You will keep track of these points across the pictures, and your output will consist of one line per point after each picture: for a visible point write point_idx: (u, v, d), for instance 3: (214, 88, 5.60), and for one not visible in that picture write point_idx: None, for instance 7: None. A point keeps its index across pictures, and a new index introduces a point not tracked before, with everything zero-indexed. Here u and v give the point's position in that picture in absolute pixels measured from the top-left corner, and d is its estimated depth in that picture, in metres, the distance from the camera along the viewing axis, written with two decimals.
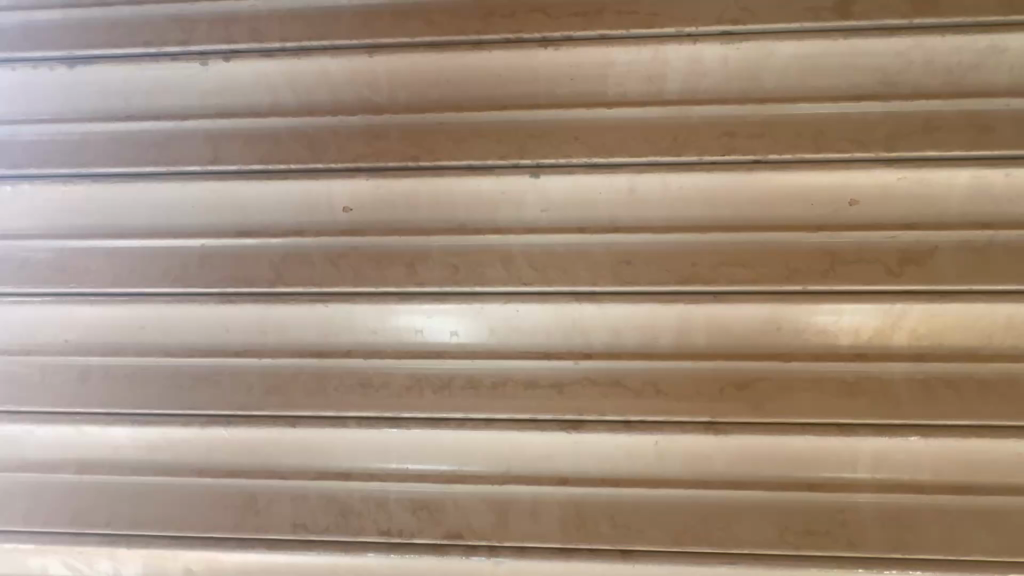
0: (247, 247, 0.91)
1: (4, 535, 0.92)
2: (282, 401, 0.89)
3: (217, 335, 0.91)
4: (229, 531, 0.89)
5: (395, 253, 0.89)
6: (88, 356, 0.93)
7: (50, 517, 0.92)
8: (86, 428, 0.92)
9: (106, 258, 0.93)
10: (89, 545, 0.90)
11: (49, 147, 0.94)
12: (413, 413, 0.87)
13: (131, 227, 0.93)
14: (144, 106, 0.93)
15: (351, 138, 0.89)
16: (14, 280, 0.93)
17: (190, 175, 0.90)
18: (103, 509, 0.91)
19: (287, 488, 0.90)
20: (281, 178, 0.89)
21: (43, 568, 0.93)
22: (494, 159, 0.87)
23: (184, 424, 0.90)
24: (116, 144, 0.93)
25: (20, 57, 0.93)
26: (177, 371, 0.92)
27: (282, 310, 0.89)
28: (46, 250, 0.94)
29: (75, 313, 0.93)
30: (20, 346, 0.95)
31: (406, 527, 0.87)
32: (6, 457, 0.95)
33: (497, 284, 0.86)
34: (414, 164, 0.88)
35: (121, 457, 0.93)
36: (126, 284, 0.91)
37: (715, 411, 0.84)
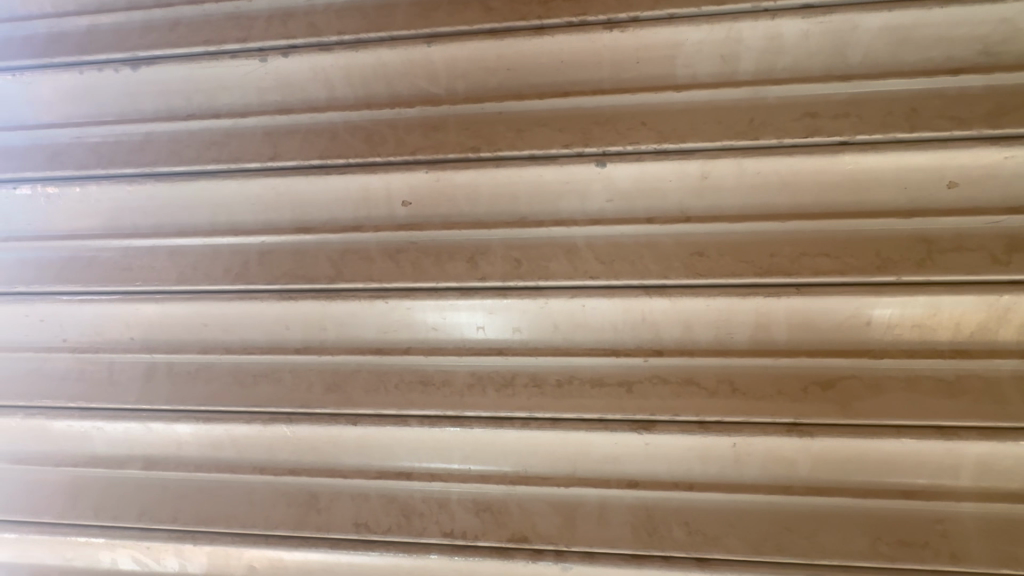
0: (306, 243, 0.90)
1: (76, 529, 0.94)
2: (342, 399, 0.88)
3: (277, 332, 0.91)
4: (291, 530, 0.88)
5: (455, 247, 0.87)
6: (153, 353, 0.94)
7: (119, 513, 0.93)
8: (152, 425, 0.93)
9: (170, 256, 0.94)
10: (158, 540, 0.91)
11: (114, 149, 0.95)
12: (476, 411, 0.85)
13: (194, 225, 0.93)
14: (204, 105, 0.94)
15: (409, 131, 0.88)
16: (84, 279, 0.95)
17: (250, 172, 0.90)
18: (168, 505, 0.92)
19: (348, 486, 0.89)
20: (340, 173, 0.88)
21: (113, 562, 0.95)
22: (558, 148, 0.83)
23: (246, 421, 0.90)
24: (178, 144, 0.93)
25: (87, 61, 0.95)
26: (239, 368, 0.92)
27: (342, 306, 0.88)
28: (112, 250, 0.96)
29: (140, 310, 0.94)
30: (89, 343, 0.97)
31: (470, 529, 0.85)
32: (77, 452, 0.97)
33: (562, 278, 0.83)
34: (474, 155, 0.85)
35: (185, 454, 0.93)
36: (189, 282, 0.92)
37: (798, 411, 0.79)
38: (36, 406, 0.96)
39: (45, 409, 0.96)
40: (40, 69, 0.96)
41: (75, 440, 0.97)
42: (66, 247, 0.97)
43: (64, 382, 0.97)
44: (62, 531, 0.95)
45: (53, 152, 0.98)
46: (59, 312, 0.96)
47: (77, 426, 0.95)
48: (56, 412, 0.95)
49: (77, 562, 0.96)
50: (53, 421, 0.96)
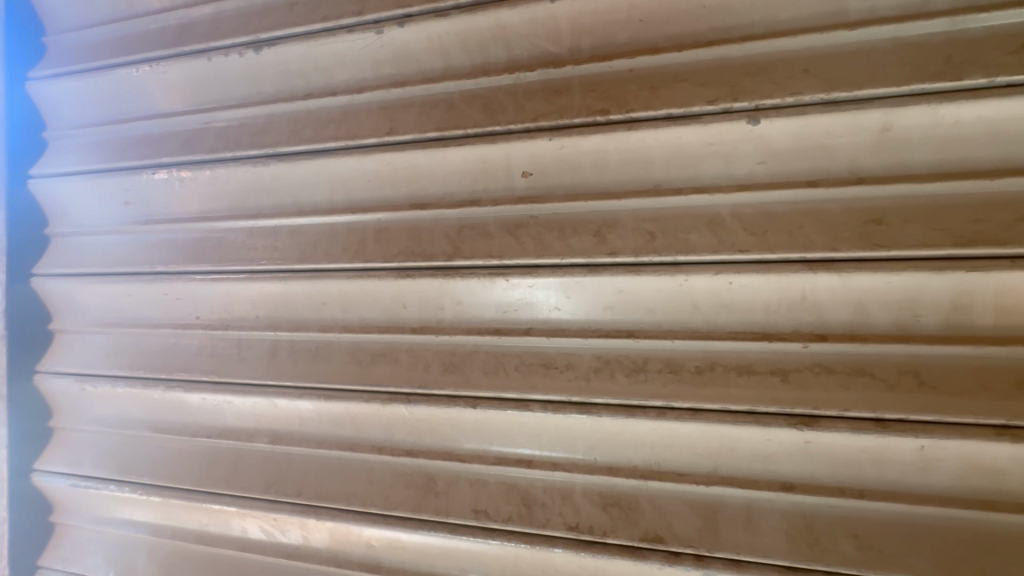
0: (422, 219, 0.88)
1: (211, 497, 0.99)
2: (461, 380, 0.85)
3: (394, 311, 0.89)
4: (410, 512, 0.86)
5: (580, 221, 0.80)
6: (277, 331, 0.96)
7: (248, 484, 0.97)
8: (278, 401, 0.95)
9: (291, 235, 0.95)
10: (284, 513, 0.94)
11: (239, 132, 0.98)
12: (604, 398, 0.78)
13: (313, 204, 0.94)
14: (322, 84, 0.93)
15: (530, 97, 0.82)
16: (214, 258, 0.99)
17: (367, 148, 0.89)
18: (293, 480, 0.94)
19: (465, 471, 0.86)
20: (458, 144, 0.84)
21: (243, 531, 0.98)
22: (701, 105, 0.73)
23: (365, 400, 0.89)
24: (298, 123, 0.94)
25: (213, 47, 0.98)
26: (357, 347, 0.92)
27: (460, 284, 0.84)
28: (238, 230, 0.99)
29: (265, 288, 0.96)
30: (218, 321, 1.00)
31: (597, 524, 0.78)
32: (209, 423, 1.02)
33: (704, 252, 0.74)
34: (604, 119, 0.77)
35: (307, 431, 0.95)
36: (310, 261, 0.92)
37: (1009, 411, 0.65)
38: (175, 379, 1.02)
39: (183, 382, 1.02)
40: (173, 58, 1.01)
41: (209, 413, 1.01)
42: (197, 228, 1.01)
43: (198, 357, 1.02)
44: (198, 498, 1.00)
45: (184, 138, 1.02)
46: (193, 291, 1.01)
47: (210, 399, 1.00)
48: (192, 386, 1.01)
49: (210, 528, 1.01)
50: (190, 394, 1.01)
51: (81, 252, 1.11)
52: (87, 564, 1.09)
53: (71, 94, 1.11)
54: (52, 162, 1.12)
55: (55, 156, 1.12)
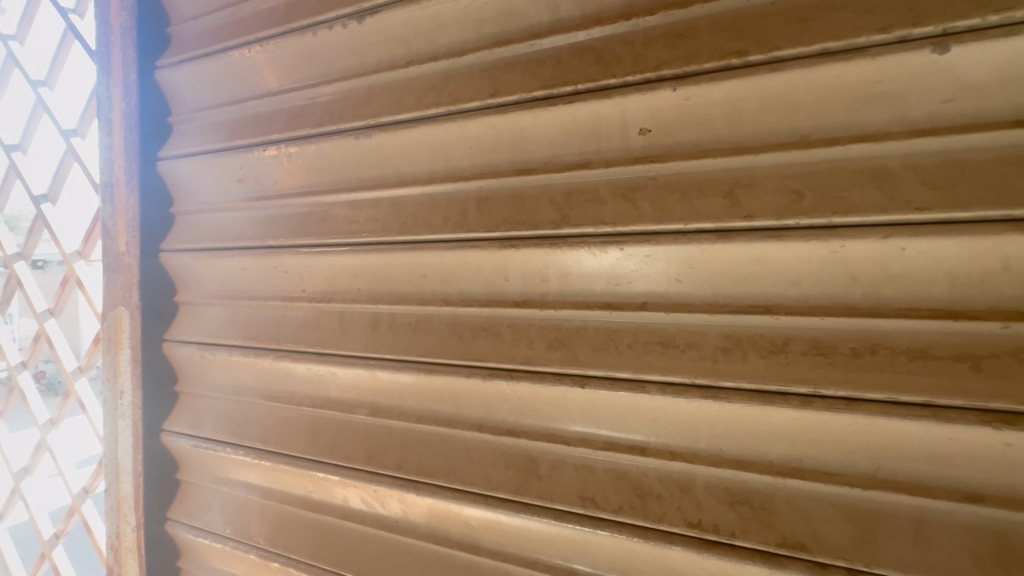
0: (527, 185, 0.82)
1: (316, 465, 1.02)
2: (569, 357, 0.79)
3: (496, 283, 0.85)
4: (512, 494, 0.82)
5: (708, 181, 0.71)
6: (377, 304, 0.96)
7: (351, 455, 0.98)
8: (379, 373, 0.95)
9: (391, 207, 0.94)
10: (384, 486, 0.94)
11: (342, 105, 0.98)
12: (735, 381, 0.69)
13: (413, 174, 0.92)
14: (423, 50, 0.91)
15: (649, 44, 0.73)
16: (320, 231, 1.01)
17: (469, 113, 0.85)
18: (393, 453, 0.94)
19: (570, 455, 0.80)
20: (567, 102, 0.77)
21: (345, 501, 1.00)
22: (866, 36, 0.61)
23: (466, 374, 0.86)
24: (399, 92, 0.92)
25: (318, 21, 0.99)
26: (457, 321, 0.89)
27: (568, 254, 0.78)
28: (340, 204, 0.99)
29: (367, 261, 0.96)
30: (322, 293, 1.02)
31: (723, 524, 0.70)
32: (314, 393, 1.04)
33: (867, 212, 0.62)
34: (740, 61, 0.67)
35: (406, 405, 0.94)
36: (411, 232, 0.90)
37: None
38: (283, 349, 1.06)
39: (291, 351, 1.05)
40: (281, 37, 1.03)
41: (314, 383, 1.04)
42: (303, 202, 1.04)
43: (304, 329, 1.04)
44: (304, 465, 1.03)
45: (291, 114, 1.04)
46: (300, 264, 1.04)
47: (315, 369, 1.02)
48: (299, 356, 1.04)
49: (315, 495, 1.04)
50: (297, 364, 1.04)
51: (201, 229, 1.18)
52: (208, 521, 1.16)
53: (192, 80, 1.18)
54: (176, 145, 1.20)
55: (179, 139, 1.20)
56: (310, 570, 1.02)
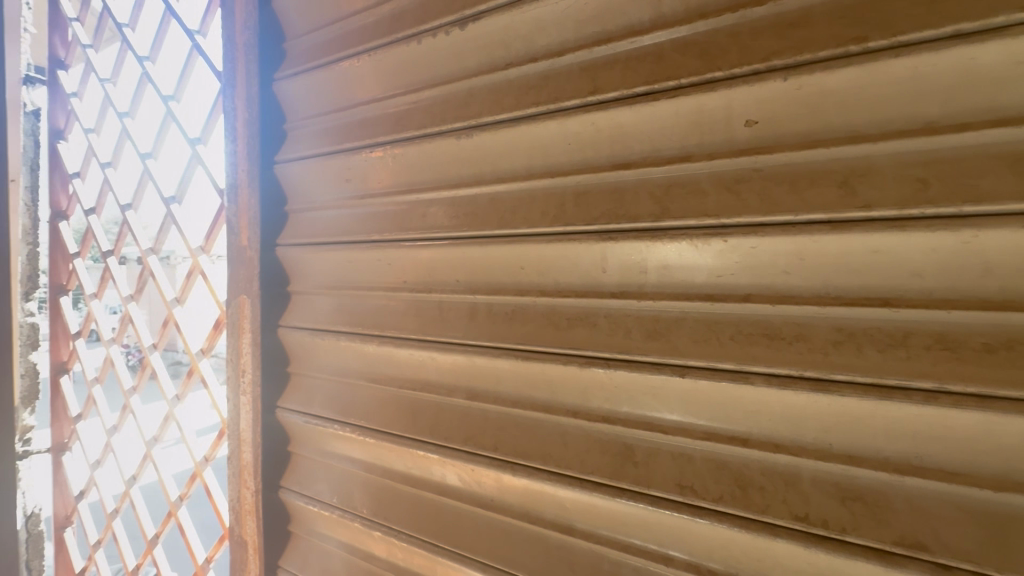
0: (626, 179, 0.84)
1: (416, 443, 1.09)
2: (668, 347, 0.80)
3: (593, 275, 0.88)
4: (608, 478, 0.85)
5: (820, 171, 0.70)
6: (475, 294, 1.01)
7: (449, 435, 1.05)
8: (477, 359, 1.01)
9: (490, 203, 0.99)
10: (481, 465, 1.00)
11: (444, 108, 1.05)
12: (847, 374, 0.67)
13: (511, 171, 0.97)
14: (522, 52, 0.95)
15: (758, 34, 0.73)
16: (423, 226, 1.08)
17: (569, 110, 0.88)
18: (490, 435, 0.99)
19: (667, 443, 0.82)
20: (670, 96, 0.79)
21: (443, 477, 1.07)
22: (1006, 15, 0.59)
23: (563, 362, 0.90)
24: (499, 93, 0.97)
25: (423, 30, 1.06)
26: (554, 311, 0.92)
27: (668, 247, 0.80)
28: (441, 200, 1.06)
29: (467, 254, 1.02)
30: (422, 284, 1.09)
31: (833, 519, 0.69)
32: (414, 377, 1.12)
33: (1004, 200, 0.59)
34: (859, 48, 0.66)
35: (503, 390, 0.99)
36: (510, 226, 0.95)
37: None
38: (386, 335, 1.14)
39: (393, 337, 1.13)
40: (388, 46, 1.12)
41: (414, 367, 1.12)
42: (406, 199, 1.11)
43: (405, 316, 1.12)
44: (405, 442, 1.11)
45: (396, 118, 1.13)
46: (403, 257, 1.12)
47: (416, 354, 1.10)
48: (401, 342, 1.12)
49: (414, 471, 1.12)
50: (399, 349, 1.12)
51: (312, 225, 1.29)
52: (316, 490, 1.28)
53: (305, 89, 1.30)
54: (291, 149, 1.32)
55: (293, 144, 1.32)
56: (409, 540, 1.11)
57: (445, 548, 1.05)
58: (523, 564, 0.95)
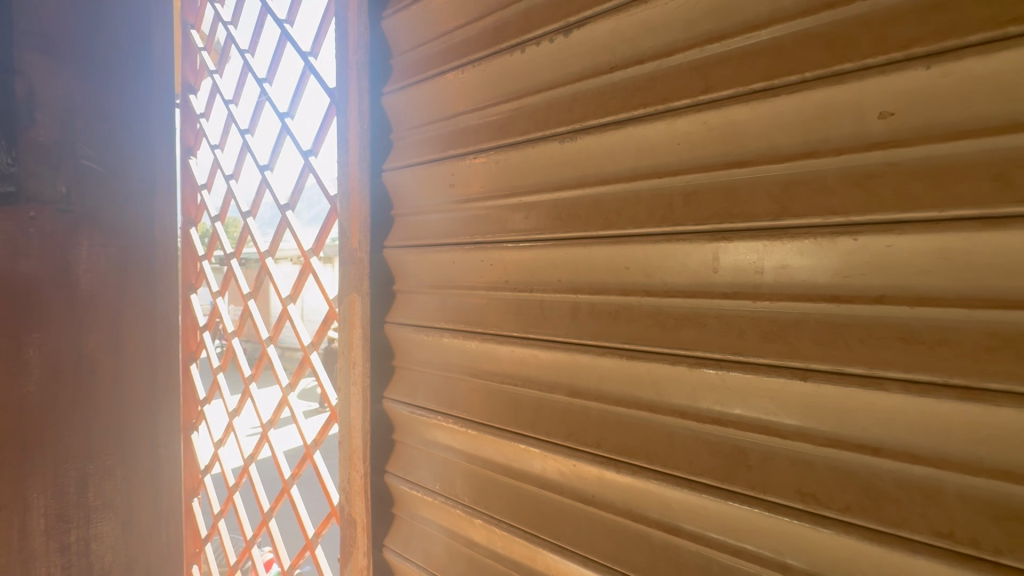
0: (740, 177, 0.83)
1: (517, 436, 1.14)
2: (786, 349, 0.78)
3: (702, 275, 0.87)
4: (719, 481, 0.84)
5: (968, 162, 0.65)
6: (578, 293, 1.04)
7: (550, 430, 1.08)
8: (580, 356, 1.03)
9: (594, 204, 1.01)
10: (584, 460, 1.02)
11: (546, 113, 1.09)
12: (1001, 382, 0.63)
13: (616, 172, 0.98)
14: (627, 55, 0.96)
15: (894, 21, 0.70)
16: (526, 228, 1.13)
17: (679, 110, 0.88)
18: (592, 432, 1.02)
19: (785, 448, 0.80)
20: (791, 91, 0.77)
21: (543, 471, 1.11)
22: None
23: (670, 362, 0.90)
24: (603, 96, 0.99)
25: (526, 39, 1.11)
26: (660, 311, 0.93)
27: (788, 246, 0.78)
28: (544, 202, 1.10)
29: (570, 254, 1.05)
30: (524, 284, 1.14)
31: (984, 538, 0.64)
32: (514, 373, 1.16)
33: None
34: (1018, 29, 0.61)
35: (605, 389, 1.01)
36: (616, 227, 0.97)
37: None
38: (488, 332, 1.20)
39: (495, 334, 1.19)
40: (491, 57, 1.17)
41: (515, 363, 1.16)
42: (508, 202, 1.16)
43: (507, 315, 1.17)
44: (506, 435, 1.16)
45: (498, 124, 1.18)
46: (505, 258, 1.17)
47: (518, 351, 1.14)
48: (503, 339, 1.17)
49: (514, 464, 1.16)
50: (501, 345, 1.17)
51: (416, 228, 1.38)
52: (419, 476, 1.37)
53: (410, 102, 1.39)
54: (398, 158, 1.42)
55: (399, 153, 1.42)
56: (511, 529, 1.16)
57: (546, 539, 1.09)
58: (626, 560, 0.96)
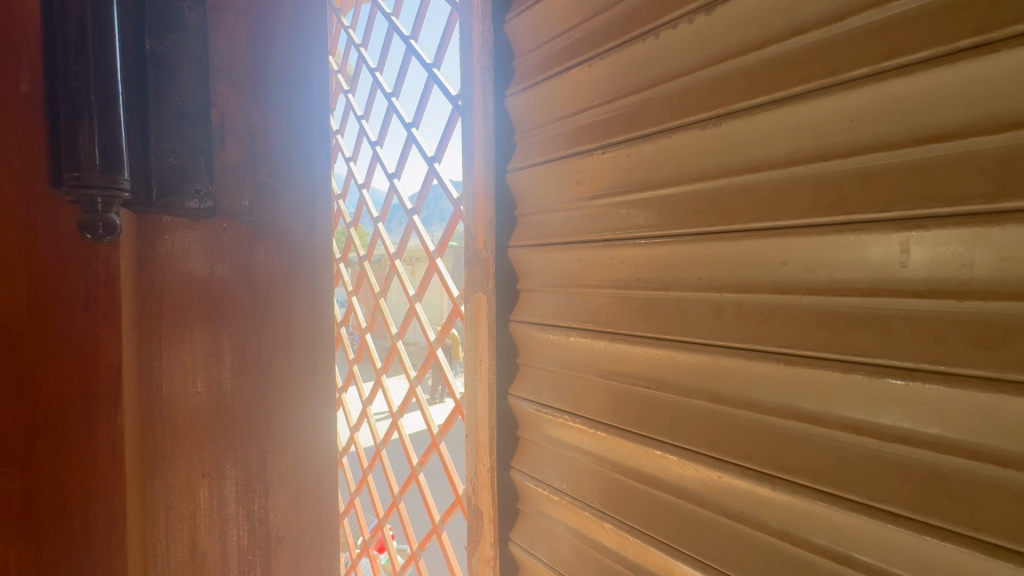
0: (940, 154, 0.71)
1: (652, 442, 1.09)
2: (1008, 360, 0.65)
3: (885, 270, 0.75)
4: (909, 510, 0.73)
5: None
6: (722, 292, 0.96)
7: (691, 437, 1.01)
8: (725, 360, 0.95)
9: (743, 194, 0.93)
10: (732, 473, 0.94)
11: (685, 99, 1.02)
12: None
13: (770, 158, 0.89)
14: (784, 25, 0.87)
15: None
16: (660, 223, 1.06)
17: (854, 81, 0.78)
18: (741, 443, 0.93)
19: (1005, 479, 0.66)
20: (1015, 45, 0.64)
21: (682, 480, 1.04)
22: None
23: (842, 369, 0.80)
24: (754, 75, 0.91)
25: (662, 23, 1.05)
26: (827, 312, 0.82)
27: (1012, 233, 0.64)
28: (682, 195, 1.03)
29: (713, 249, 0.97)
30: (659, 281, 1.07)
31: None
32: (647, 375, 1.11)
33: None
34: None
35: (756, 396, 0.92)
36: (770, 219, 0.88)
37: None
38: (619, 332, 1.16)
39: (626, 334, 1.14)
40: (621, 47, 1.13)
41: (648, 364, 1.11)
42: (640, 196, 1.11)
43: (638, 313, 1.12)
44: (640, 440, 1.11)
45: (628, 115, 1.13)
46: (637, 254, 1.12)
47: (652, 351, 1.09)
48: (636, 339, 1.12)
49: (648, 470, 1.11)
50: (633, 345, 1.13)
51: (540, 227, 1.38)
52: (545, 474, 1.37)
53: (534, 101, 1.39)
54: (522, 158, 1.43)
55: (523, 153, 1.43)
56: (645, 537, 1.11)
57: (686, 554, 1.02)
58: None
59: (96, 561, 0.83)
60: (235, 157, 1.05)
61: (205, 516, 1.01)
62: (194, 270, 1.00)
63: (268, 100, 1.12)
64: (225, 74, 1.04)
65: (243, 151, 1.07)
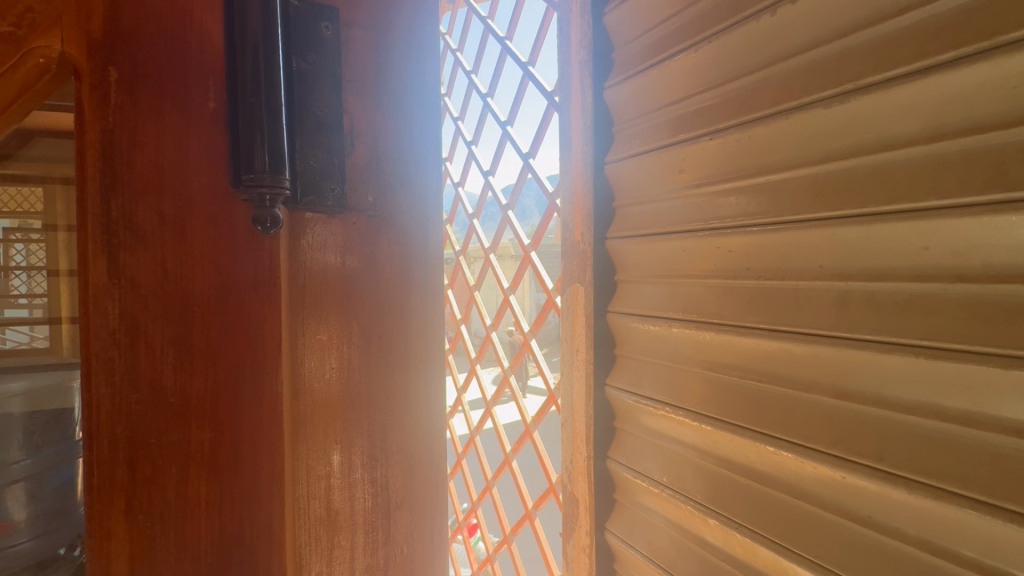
0: None
1: (764, 437, 1.04)
2: None
3: None
4: None
5: None
6: (848, 280, 0.90)
7: (810, 434, 0.96)
8: (852, 352, 0.90)
9: (874, 175, 0.86)
10: (860, 474, 0.88)
11: (805, 78, 0.97)
12: None
13: (908, 134, 0.82)
14: None
15: None
16: (775, 209, 1.01)
17: (1016, 43, 0.70)
18: (870, 443, 0.87)
19: None
20: None
21: (798, 479, 0.99)
22: None
23: (999, 364, 0.72)
24: (889, 45, 0.84)
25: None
26: (979, 302, 0.74)
27: None
28: (801, 179, 0.98)
29: (838, 235, 0.91)
30: (772, 270, 1.03)
31: None
32: (758, 368, 1.06)
33: None
34: None
35: (889, 393, 0.85)
36: (909, 201, 0.81)
37: None
38: (725, 323, 1.12)
39: (734, 325, 1.10)
40: (732, 28, 1.10)
41: (758, 357, 1.06)
42: (752, 181, 1.07)
43: (747, 304, 1.07)
44: (750, 436, 1.07)
45: (739, 98, 1.09)
46: (747, 242, 1.07)
47: (764, 343, 1.04)
48: (745, 330, 1.08)
49: (758, 467, 1.07)
50: (742, 337, 1.09)
51: (639, 218, 1.37)
52: (644, 466, 1.37)
53: (634, 91, 1.38)
54: (622, 149, 1.43)
55: (623, 144, 1.43)
56: (755, 536, 1.07)
57: (804, 556, 0.97)
58: None
59: (262, 520, 0.91)
60: (362, 159, 1.17)
61: (338, 478, 1.15)
62: (329, 260, 1.13)
63: (390, 105, 1.23)
64: (354, 85, 1.16)
65: (368, 154, 1.18)
